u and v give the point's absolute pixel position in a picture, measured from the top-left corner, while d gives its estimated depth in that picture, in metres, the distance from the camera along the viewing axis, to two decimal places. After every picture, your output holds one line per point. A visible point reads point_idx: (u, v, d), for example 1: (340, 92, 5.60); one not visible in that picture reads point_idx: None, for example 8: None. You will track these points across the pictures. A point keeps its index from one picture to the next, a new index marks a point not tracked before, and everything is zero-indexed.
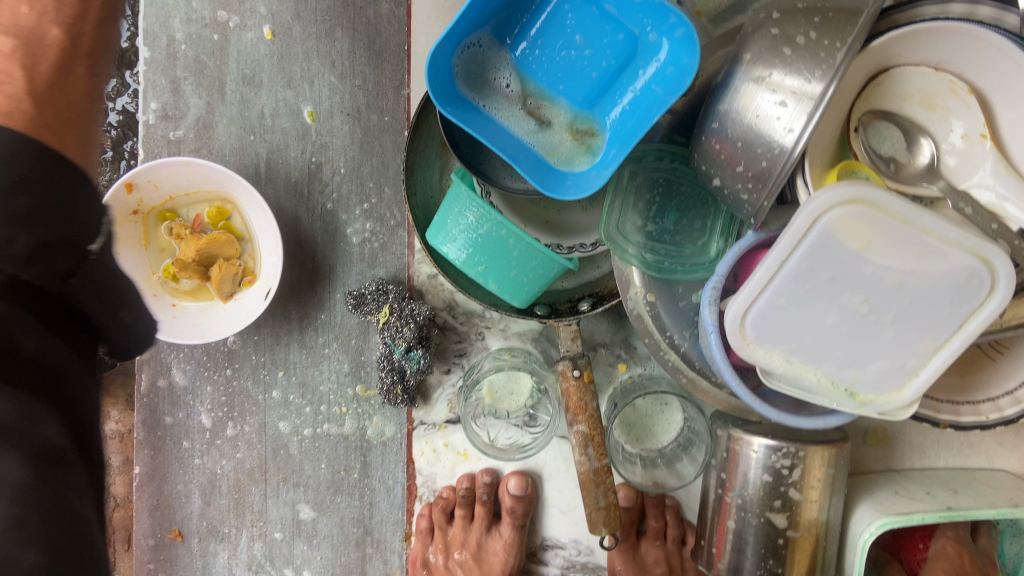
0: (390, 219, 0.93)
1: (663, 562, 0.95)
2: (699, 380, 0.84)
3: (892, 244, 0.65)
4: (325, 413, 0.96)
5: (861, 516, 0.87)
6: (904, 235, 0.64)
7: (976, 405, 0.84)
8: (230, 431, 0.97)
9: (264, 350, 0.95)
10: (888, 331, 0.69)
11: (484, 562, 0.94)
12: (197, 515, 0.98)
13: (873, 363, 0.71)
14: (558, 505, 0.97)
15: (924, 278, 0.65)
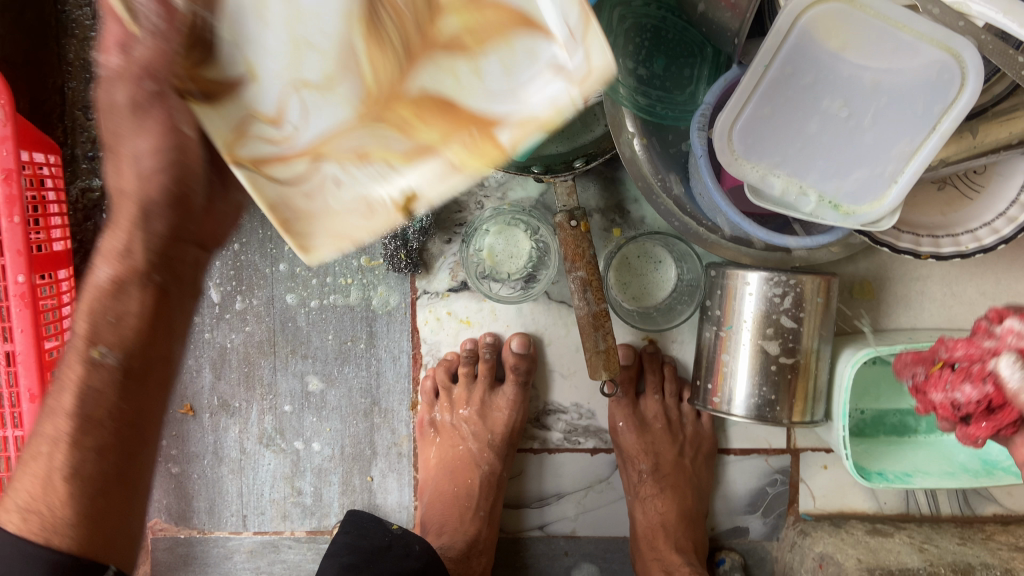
0: None
1: (661, 417, 0.99)
2: (690, 224, 0.88)
3: (867, 43, 0.69)
4: (331, 284, 0.98)
5: (849, 352, 0.91)
6: (879, 32, 0.68)
7: (956, 238, 0.89)
8: (238, 304, 0.99)
9: (271, 226, 0.97)
10: (866, 138, 0.73)
11: (488, 418, 0.98)
12: (208, 390, 1.01)
13: (854, 171, 0.75)
14: (561, 370, 1.00)
15: (899, 77, 0.70)
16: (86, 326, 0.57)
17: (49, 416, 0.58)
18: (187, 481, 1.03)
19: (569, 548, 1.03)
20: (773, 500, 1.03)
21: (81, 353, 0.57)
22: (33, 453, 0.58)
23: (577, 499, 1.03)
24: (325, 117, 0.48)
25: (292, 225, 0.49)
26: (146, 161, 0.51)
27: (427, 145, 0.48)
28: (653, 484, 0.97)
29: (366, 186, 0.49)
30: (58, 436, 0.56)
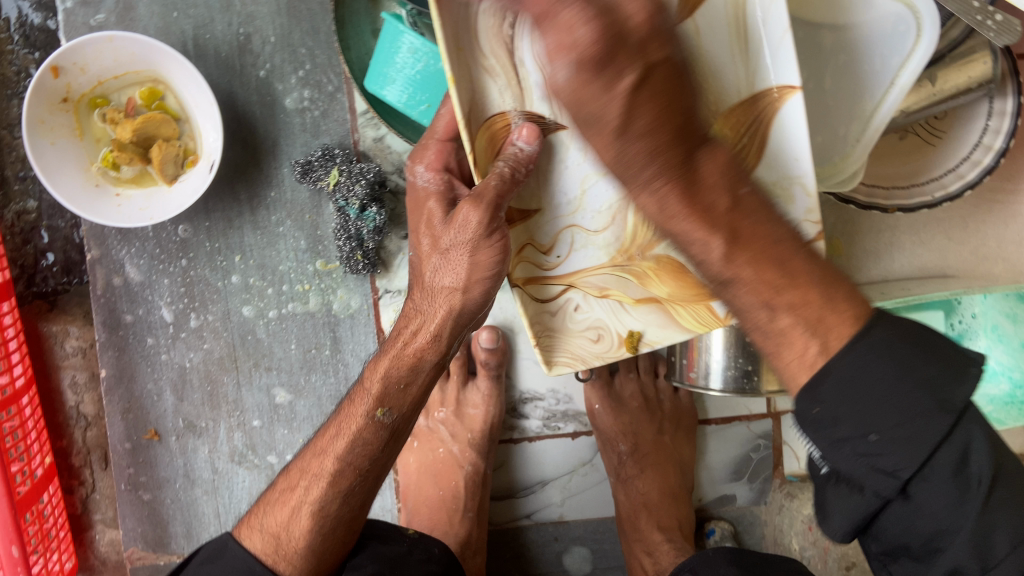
0: (327, 84, 0.92)
1: (638, 395, 0.98)
2: None
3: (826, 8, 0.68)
4: (288, 292, 0.95)
5: None
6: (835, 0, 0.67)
7: (921, 188, 0.85)
8: (193, 322, 0.95)
9: (218, 236, 0.93)
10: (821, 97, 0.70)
11: (465, 416, 0.94)
12: (171, 413, 0.98)
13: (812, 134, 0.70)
14: (531, 356, 0.98)
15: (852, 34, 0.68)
16: (376, 388, 0.66)
17: (317, 456, 0.68)
18: (161, 507, 1.00)
19: (558, 534, 1.02)
20: (758, 465, 1.02)
21: (366, 412, 0.66)
22: (289, 485, 0.68)
23: (562, 485, 1.01)
24: (592, 253, 0.63)
25: (543, 341, 0.63)
26: (486, 269, 0.61)
27: (654, 296, 0.63)
28: (634, 465, 0.96)
29: (601, 318, 0.63)
30: (319, 474, 0.67)
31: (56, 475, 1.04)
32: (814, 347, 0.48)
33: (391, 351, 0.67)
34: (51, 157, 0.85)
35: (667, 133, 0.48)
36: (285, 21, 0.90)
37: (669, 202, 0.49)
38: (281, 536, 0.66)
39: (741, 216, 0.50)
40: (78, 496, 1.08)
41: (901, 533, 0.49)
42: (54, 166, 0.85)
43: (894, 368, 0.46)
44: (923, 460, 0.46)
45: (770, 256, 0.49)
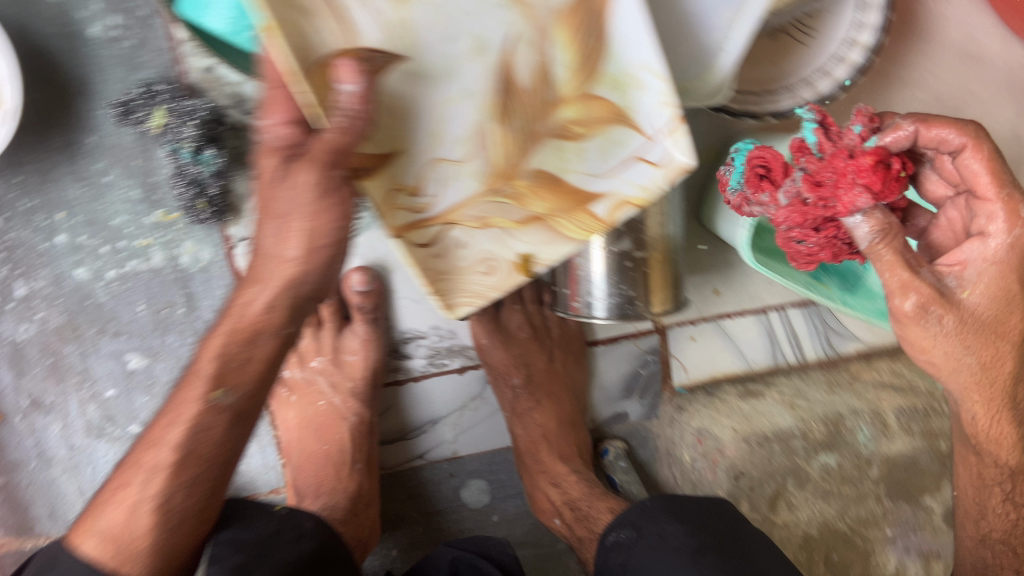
0: (138, 7, 0.78)
1: (525, 325, 0.94)
2: None
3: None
4: (127, 249, 0.84)
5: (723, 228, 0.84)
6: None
7: (793, 91, 0.82)
8: (21, 291, 0.85)
9: (34, 192, 0.82)
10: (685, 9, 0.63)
11: (344, 364, 0.89)
12: (11, 390, 0.88)
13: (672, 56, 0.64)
14: (410, 295, 0.91)
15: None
16: (210, 368, 0.58)
17: (151, 447, 0.59)
18: (16, 490, 0.92)
19: (453, 469, 1.00)
20: (648, 380, 1.01)
21: (199, 397, 0.58)
22: (123, 481, 0.60)
23: (453, 421, 0.98)
24: (462, 184, 0.59)
25: (439, 286, 0.61)
26: (321, 239, 0.54)
27: (536, 214, 0.60)
28: (528, 398, 0.94)
29: (488, 249, 0.61)
30: (158, 468, 0.58)
31: None
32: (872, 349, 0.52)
33: (220, 332, 0.58)
34: None
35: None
36: None
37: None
38: (120, 537, 0.58)
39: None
40: None
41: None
42: None
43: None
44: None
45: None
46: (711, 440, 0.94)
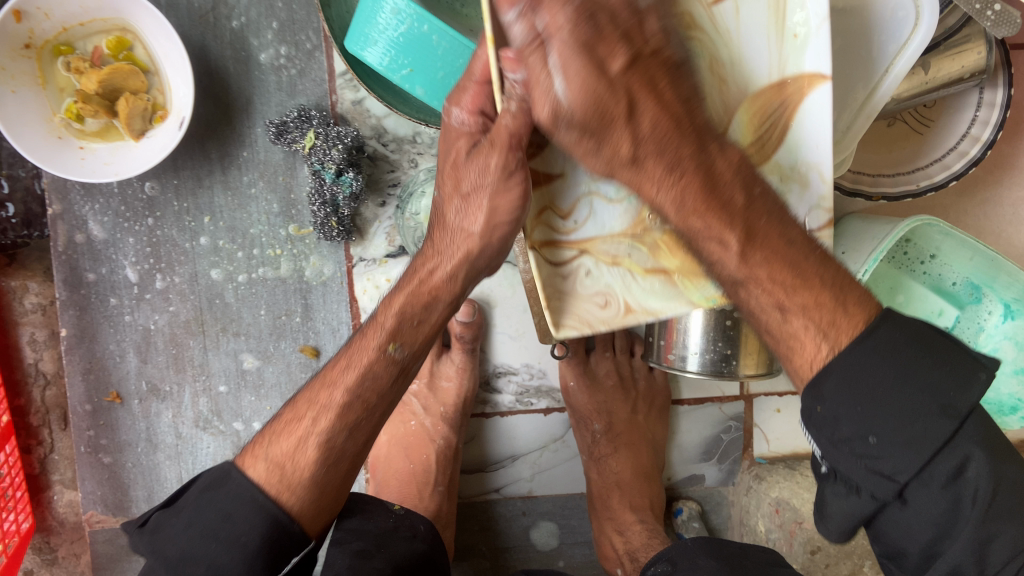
0: (306, 42, 0.88)
1: (613, 373, 0.96)
2: None
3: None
4: (259, 257, 0.92)
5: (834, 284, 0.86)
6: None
7: (906, 177, 0.87)
8: (159, 283, 0.92)
9: (186, 196, 0.90)
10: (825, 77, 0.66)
11: (438, 389, 0.93)
12: (134, 375, 0.95)
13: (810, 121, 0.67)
14: (507, 331, 0.95)
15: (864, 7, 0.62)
16: (390, 322, 0.62)
17: (327, 387, 0.62)
18: (122, 471, 0.97)
19: (526, 508, 1.01)
20: (728, 446, 1.02)
21: (377, 344, 0.62)
22: (295, 416, 0.62)
23: (532, 460, 1.00)
24: (611, 220, 0.58)
25: (552, 304, 0.57)
26: (503, 216, 0.56)
27: (665, 266, 0.59)
28: (607, 444, 0.95)
29: (610, 285, 0.59)
30: (331, 404, 0.61)
31: (13, 435, 1.01)
32: (826, 349, 0.50)
33: (405, 289, 0.62)
34: (11, 107, 0.81)
35: (675, 109, 0.50)
36: None
37: (689, 199, 0.51)
38: (285, 467, 0.59)
39: (754, 215, 0.51)
40: (35, 456, 1.06)
41: (842, 413, 0.48)
42: (14, 117, 0.81)
43: (895, 377, 0.47)
44: (903, 445, 0.46)
45: (784, 258, 0.51)
46: (790, 511, 0.93)
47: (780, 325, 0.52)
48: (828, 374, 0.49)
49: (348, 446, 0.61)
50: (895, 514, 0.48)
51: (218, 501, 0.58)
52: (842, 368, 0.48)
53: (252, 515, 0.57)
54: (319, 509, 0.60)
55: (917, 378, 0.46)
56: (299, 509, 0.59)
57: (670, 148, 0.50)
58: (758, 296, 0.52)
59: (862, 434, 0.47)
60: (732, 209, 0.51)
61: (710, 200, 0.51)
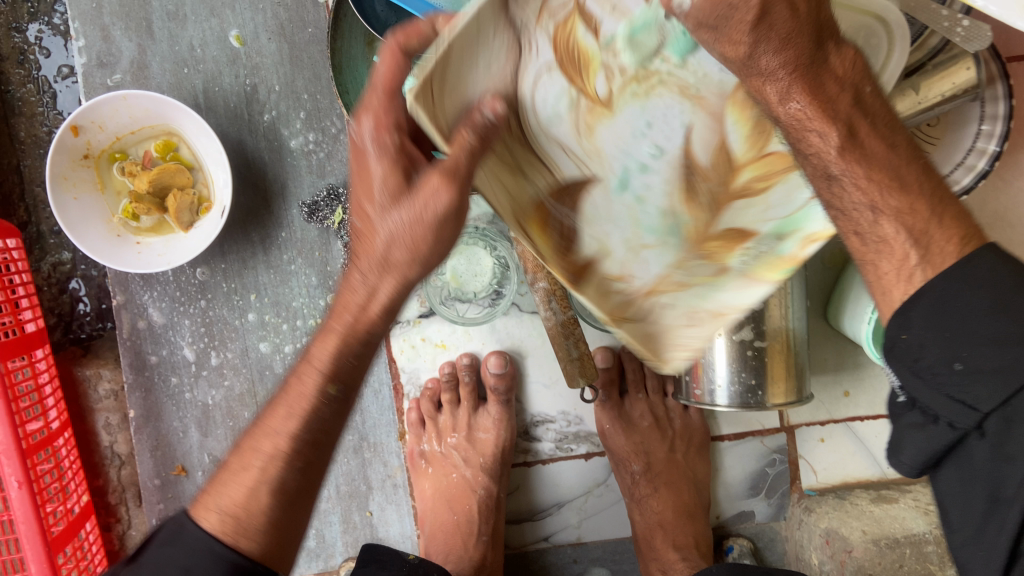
0: (331, 127, 0.96)
1: (648, 414, 0.98)
2: None
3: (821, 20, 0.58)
4: (303, 327, 0.99)
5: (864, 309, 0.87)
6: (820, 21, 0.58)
7: None
8: (214, 360, 1.00)
9: (234, 278, 0.98)
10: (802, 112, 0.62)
11: (476, 441, 0.97)
12: (197, 448, 1.02)
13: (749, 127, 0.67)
14: (541, 381, 0.98)
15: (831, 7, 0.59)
16: (327, 363, 0.58)
17: (271, 431, 0.59)
18: None
19: (577, 555, 1.02)
20: (775, 480, 1.01)
21: (316, 385, 0.58)
22: (242, 464, 0.59)
23: (578, 506, 1.01)
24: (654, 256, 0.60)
25: (651, 347, 0.59)
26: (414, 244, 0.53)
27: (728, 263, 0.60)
28: (646, 484, 0.96)
29: (691, 303, 0.60)
30: (276, 454, 0.59)
31: (92, 513, 1.09)
32: (914, 256, 0.50)
33: (338, 328, 0.57)
34: (74, 211, 0.91)
35: (806, 37, 0.48)
36: (287, 69, 0.95)
37: (794, 91, 0.50)
38: (238, 516, 0.57)
39: (862, 113, 0.51)
40: (115, 533, 1.13)
41: (926, 340, 0.48)
42: (77, 220, 0.91)
43: (989, 302, 0.46)
44: (985, 368, 0.45)
45: (884, 167, 0.51)
46: (839, 541, 0.92)
47: (868, 227, 0.52)
48: (921, 299, 0.49)
49: (300, 480, 0.59)
50: (976, 447, 0.46)
51: (176, 557, 0.56)
52: (939, 291, 0.48)
53: (211, 566, 0.55)
54: (279, 554, 0.59)
55: (1009, 312, 0.45)
56: (258, 550, 0.57)
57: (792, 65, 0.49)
58: (851, 194, 0.52)
59: (947, 359, 0.47)
60: (838, 105, 0.50)
61: (812, 93, 0.50)
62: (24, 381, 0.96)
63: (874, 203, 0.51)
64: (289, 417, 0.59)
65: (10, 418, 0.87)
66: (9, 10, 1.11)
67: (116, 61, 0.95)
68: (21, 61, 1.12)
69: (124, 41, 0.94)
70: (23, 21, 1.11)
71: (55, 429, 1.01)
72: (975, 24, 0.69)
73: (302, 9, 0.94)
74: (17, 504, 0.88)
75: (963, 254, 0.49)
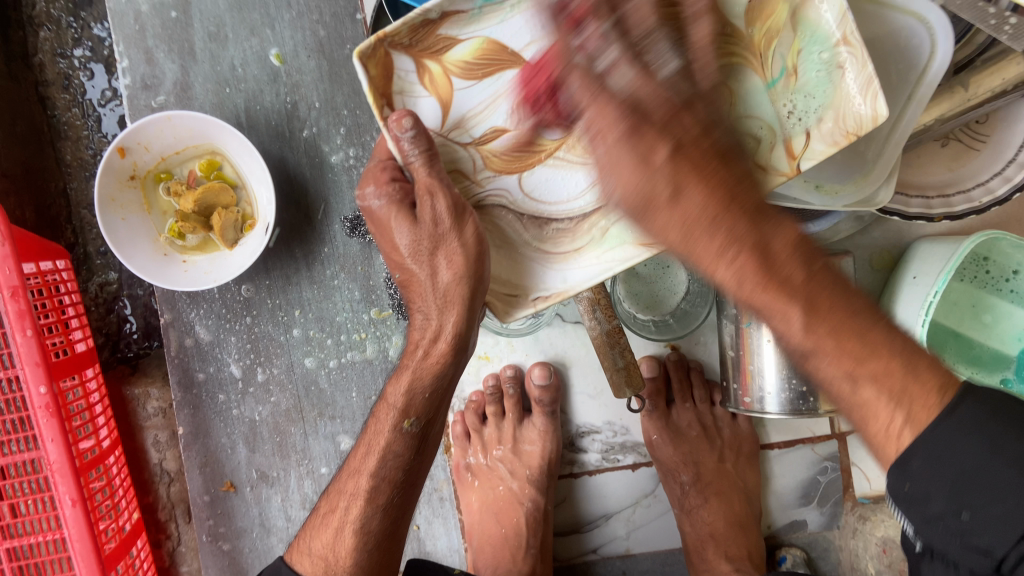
0: (371, 142, 0.96)
1: (695, 423, 0.97)
2: None
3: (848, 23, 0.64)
4: (346, 341, 0.99)
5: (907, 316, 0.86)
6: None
7: (968, 194, 0.87)
8: (261, 376, 1.00)
9: (278, 293, 0.98)
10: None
11: (522, 453, 0.96)
12: (245, 464, 1.02)
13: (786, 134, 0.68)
14: (585, 391, 0.98)
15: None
16: (401, 402, 0.67)
17: (353, 476, 0.72)
18: (240, 556, 1.04)
19: (626, 567, 1.01)
20: (827, 488, 0.98)
21: (394, 424, 0.68)
22: (331, 507, 0.73)
23: (626, 517, 1.00)
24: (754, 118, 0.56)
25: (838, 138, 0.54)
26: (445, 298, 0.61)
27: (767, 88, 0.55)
28: (696, 494, 0.95)
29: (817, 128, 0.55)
30: (358, 493, 0.71)
31: (143, 530, 1.10)
32: (899, 417, 0.46)
33: (410, 365, 0.66)
34: (122, 232, 0.92)
35: (723, 191, 0.48)
36: (326, 86, 0.96)
37: (747, 279, 0.48)
38: (328, 558, 0.72)
39: (819, 291, 0.48)
40: (165, 550, 1.14)
41: (930, 490, 0.45)
42: (125, 241, 0.92)
43: (986, 447, 0.44)
44: (990, 512, 0.43)
45: (850, 328, 0.47)
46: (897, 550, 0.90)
47: (850, 395, 0.48)
48: (913, 452, 0.46)
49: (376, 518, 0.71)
50: None
51: None
52: (925, 445, 0.45)
53: None
54: None
55: (986, 433, 0.44)
56: None
57: (721, 224, 0.48)
58: (829, 366, 0.48)
59: (952, 510, 0.45)
60: (794, 284, 0.48)
61: (773, 281, 0.47)
62: (75, 399, 0.97)
63: (853, 375, 0.47)
64: (362, 465, 0.70)
65: (64, 436, 0.88)
66: (54, 36, 1.14)
67: (160, 83, 0.96)
68: (65, 86, 1.15)
69: (166, 62, 0.96)
70: (68, 48, 1.14)
71: (105, 447, 1.03)
72: None
73: (339, 25, 0.95)
74: (71, 523, 0.89)
75: (944, 408, 0.45)
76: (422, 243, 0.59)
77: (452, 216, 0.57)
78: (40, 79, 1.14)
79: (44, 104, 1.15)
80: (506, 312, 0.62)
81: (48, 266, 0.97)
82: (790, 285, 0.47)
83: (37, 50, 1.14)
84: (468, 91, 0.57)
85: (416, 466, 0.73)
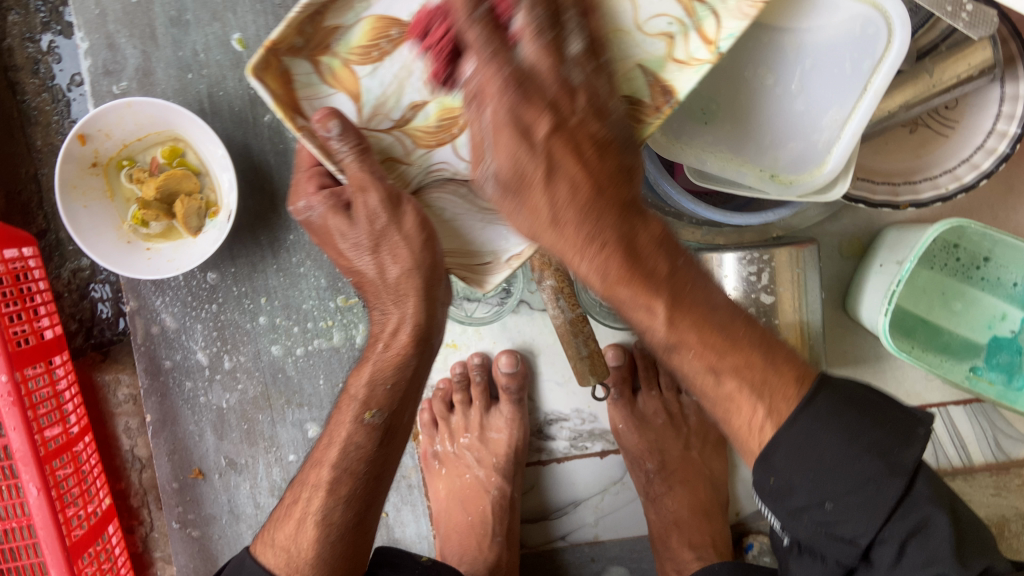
0: None
1: (662, 411, 0.96)
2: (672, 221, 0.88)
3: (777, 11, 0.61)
4: (313, 330, 0.99)
5: (872, 306, 0.87)
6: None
7: (934, 180, 0.85)
8: (227, 364, 1.00)
9: (244, 281, 0.98)
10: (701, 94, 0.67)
11: (489, 441, 0.96)
12: (214, 452, 1.02)
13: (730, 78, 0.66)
14: (553, 378, 0.97)
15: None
16: (363, 392, 0.68)
17: (316, 468, 0.71)
18: (210, 543, 1.04)
19: (594, 554, 1.01)
20: None
21: (355, 416, 0.69)
22: (293, 503, 0.72)
23: (594, 504, 1.00)
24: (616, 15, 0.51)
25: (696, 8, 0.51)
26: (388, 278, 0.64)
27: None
28: (661, 483, 0.94)
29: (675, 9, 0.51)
30: (319, 484, 0.70)
31: (115, 516, 1.10)
32: (761, 410, 0.53)
33: (372, 357, 0.68)
34: (84, 219, 0.92)
35: (591, 177, 0.52)
36: None
37: (611, 268, 0.53)
38: (291, 547, 0.70)
39: (679, 284, 0.54)
40: (138, 536, 1.14)
41: (794, 482, 0.52)
42: (88, 229, 0.92)
43: (843, 437, 0.51)
44: (855, 499, 0.50)
45: (708, 323, 0.54)
46: None
47: (716, 388, 0.55)
48: (778, 446, 0.52)
49: (339, 509, 0.70)
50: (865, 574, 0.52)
51: None
52: (790, 439, 0.52)
53: None
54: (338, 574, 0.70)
55: (864, 438, 0.50)
56: None
57: (590, 211, 0.52)
58: (690, 363, 0.55)
59: (817, 501, 0.51)
60: (656, 276, 0.54)
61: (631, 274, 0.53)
62: (42, 386, 0.96)
63: (713, 368, 0.54)
64: (326, 457, 0.70)
65: (27, 423, 0.88)
66: (23, 20, 1.12)
67: (122, 68, 0.95)
68: (35, 71, 1.13)
69: (128, 47, 0.95)
70: (36, 31, 1.13)
71: (75, 434, 1.03)
72: (981, 8, 0.65)
73: None
74: (36, 510, 0.89)
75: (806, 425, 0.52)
76: (365, 240, 0.61)
77: (388, 208, 0.57)
78: (9, 63, 1.13)
79: (14, 89, 1.14)
80: (479, 281, 0.61)
81: (12, 254, 0.96)
82: (642, 268, 0.53)
83: (4, 34, 1.12)
84: (373, 78, 0.53)
85: (392, 455, 0.72)
